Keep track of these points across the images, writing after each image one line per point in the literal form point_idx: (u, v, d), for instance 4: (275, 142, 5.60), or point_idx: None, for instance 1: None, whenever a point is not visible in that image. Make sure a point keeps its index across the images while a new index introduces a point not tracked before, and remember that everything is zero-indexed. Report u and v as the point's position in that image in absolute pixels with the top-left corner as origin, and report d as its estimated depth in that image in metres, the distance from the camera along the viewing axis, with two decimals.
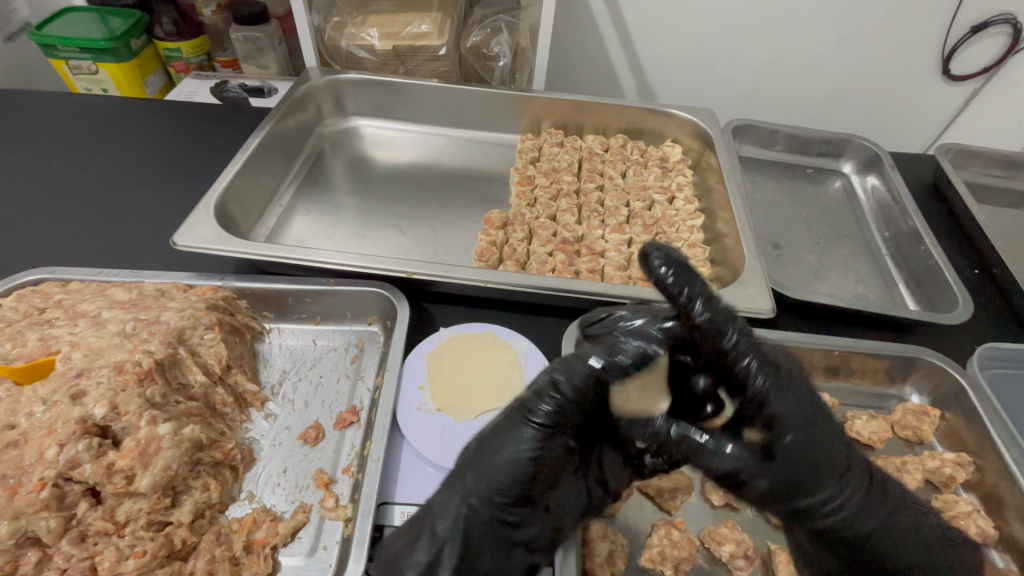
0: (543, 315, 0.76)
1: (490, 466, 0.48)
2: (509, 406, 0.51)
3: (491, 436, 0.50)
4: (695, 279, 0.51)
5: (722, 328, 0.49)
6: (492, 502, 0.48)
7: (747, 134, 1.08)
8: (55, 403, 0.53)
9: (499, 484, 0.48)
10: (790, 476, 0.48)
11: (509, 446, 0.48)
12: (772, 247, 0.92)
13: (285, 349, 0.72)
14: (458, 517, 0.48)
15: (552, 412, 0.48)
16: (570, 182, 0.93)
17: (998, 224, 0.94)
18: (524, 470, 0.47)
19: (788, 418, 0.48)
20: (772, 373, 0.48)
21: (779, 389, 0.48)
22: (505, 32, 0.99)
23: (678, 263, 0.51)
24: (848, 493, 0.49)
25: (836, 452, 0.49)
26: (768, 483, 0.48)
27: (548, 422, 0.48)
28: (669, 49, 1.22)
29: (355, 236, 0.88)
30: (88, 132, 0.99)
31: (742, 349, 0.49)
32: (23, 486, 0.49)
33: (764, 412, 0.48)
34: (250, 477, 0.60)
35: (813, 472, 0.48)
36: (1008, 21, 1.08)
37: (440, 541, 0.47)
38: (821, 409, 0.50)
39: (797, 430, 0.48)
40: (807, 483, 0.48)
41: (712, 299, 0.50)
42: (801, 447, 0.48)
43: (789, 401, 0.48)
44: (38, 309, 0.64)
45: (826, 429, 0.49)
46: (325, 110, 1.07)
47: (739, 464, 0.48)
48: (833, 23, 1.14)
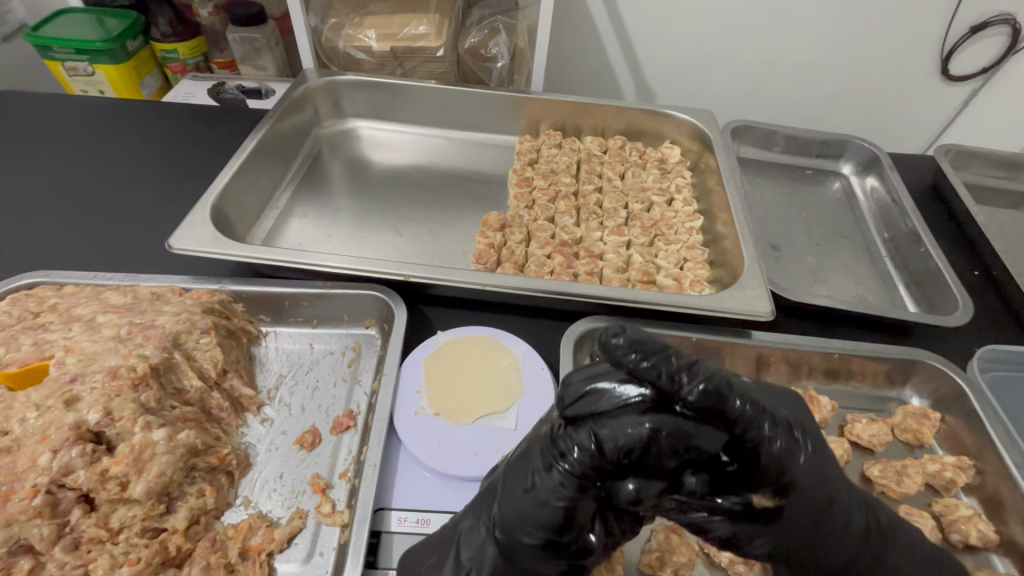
0: (541, 318, 0.75)
1: (519, 507, 0.45)
2: (539, 436, 0.47)
3: (519, 470, 0.47)
4: (672, 352, 0.42)
5: (722, 396, 0.42)
6: (521, 543, 0.46)
7: (746, 135, 1.08)
8: (49, 409, 0.52)
9: (524, 527, 0.45)
10: (797, 534, 0.47)
11: (535, 489, 0.45)
12: (771, 249, 0.92)
13: (282, 353, 0.72)
14: (482, 549, 0.48)
15: (585, 463, 0.43)
16: (569, 184, 0.93)
17: (997, 225, 0.94)
18: (556, 518, 0.44)
19: (800, 482, 0.45)
20: (787, 437, 0.45)
21: (791, 453, 0.45)
22: (503, 33, 0.99)
23: (641, 342, 0.42)
24: (858, 540, 0.49)
25: (849, 503, 0.48)
26: (771, 543, 0.46)
27: (579, 470, 0.44)
28: (668, 49, 1.21)
29: (352, 238, 0.88)
30: (84, 134, 0.99)
31: (747, 416, 0.43)
32: (16, 493, 0.48)
33: (779, 477, 0.45)
34: (246, 483, 0.60)
35: (825, 530, 0.47)
36: (1007, 22, 1.08)
37: (463, 568, 0.49)
38: (830, 461, 0.49)
39: (809, 491, 0.46)
40: (822, 538, 0.47)
41: (699, 368, 0.42)
42: (813, 507, 0.46)
43: (801, 462, 0.46)
44: (32, 313, 0.64)
45: (839, 482, 0.48)
46: (323, 112, 1.07)
47: (740, 528, 0.46)
48: (832, 23, 1.14)
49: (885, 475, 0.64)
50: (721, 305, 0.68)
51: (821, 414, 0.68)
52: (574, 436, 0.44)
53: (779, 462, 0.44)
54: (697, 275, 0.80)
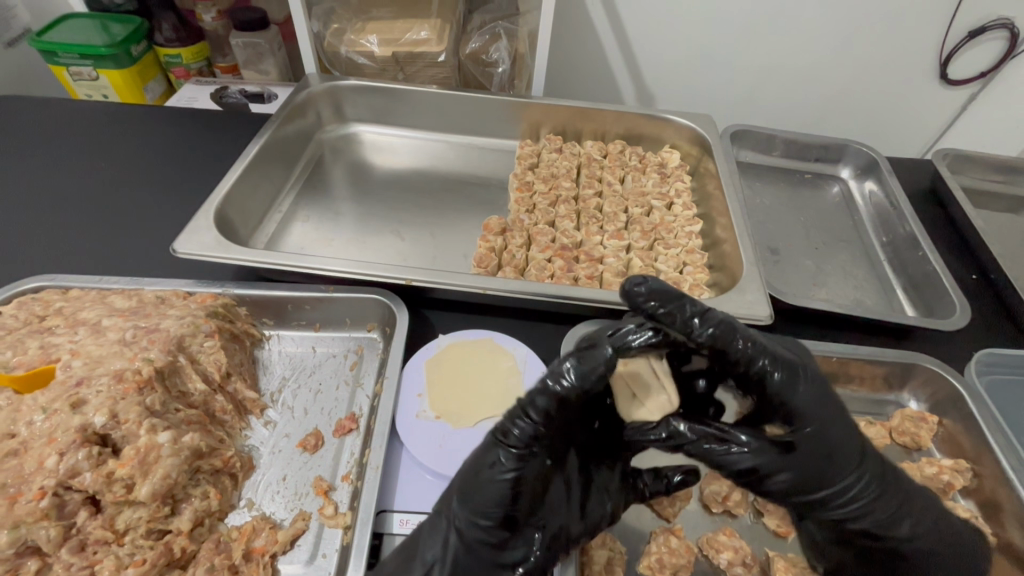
0: (541, 322, 0.76)
1: (473, 492, 0.48)
2: (484, 431, 0.50)
3: (470, 460, 0.49)
4: (686, 301, 0.48)
5: (727, 338, 0.47)
6: (476, 527, 0.48)
7: (745, 139, 1.09)
8: (55, 412, 0.53)
9: (480, 511, 0.47)
10: (809, 467, 0.50)
11: (485, 473, 0.48)
12: (770, 252, 0.93)
13: (284, 356, 0.72)
14: (445, 544, 0.49)
15: (529, 435, 0.47)
16: (569, 188, 0.93)
17: (995, 229, 0.95)
18: (506, 494, 0.47)
19: (805, 412, 0.49)
20: (787, 368, 0.49)
21: (794, 383, 0.49)
22: (504, 39, 1.00)
23: (660, 292, 0.47)
24: (861, 487, 0.52)
25: (849, 443, 0.51)
26: (789, 474, 0.49)
27: (524, 443, 0.47)
28: (667, 54, 1.22)
29: (354, 242, 0.88)
30: (88, 139, 0.99)
31: (752, 353, 0.48)
32: (23, 495, 0.49)
33: (782, 406, 0.49)
34: (250, 485, 0.60)
35: (827, 464, 0.50)
36: (1004, 27, 1.09)
37: (429, 565, 0.49)
38: (836, 402, 0.51)
39: (816, 423, 0.49)
40: (823, 473, 0.50)
41: (710, 314, 0.48)
42: (817, 438, 0.49)
43: (805, 394, 0.49)
44: (38, 317, 0.64)
45: (840, 420, 0.50)
46: (325, 116, 1.07)
47: (762, 461, 0.49)
48: (830, 28, 1.15)
49: None
50: (720, 309, 0.69)
51: None
52: (514, 412, 0.48)
53: (780, 393, 0.49)
54: (697, 279, 0.80)
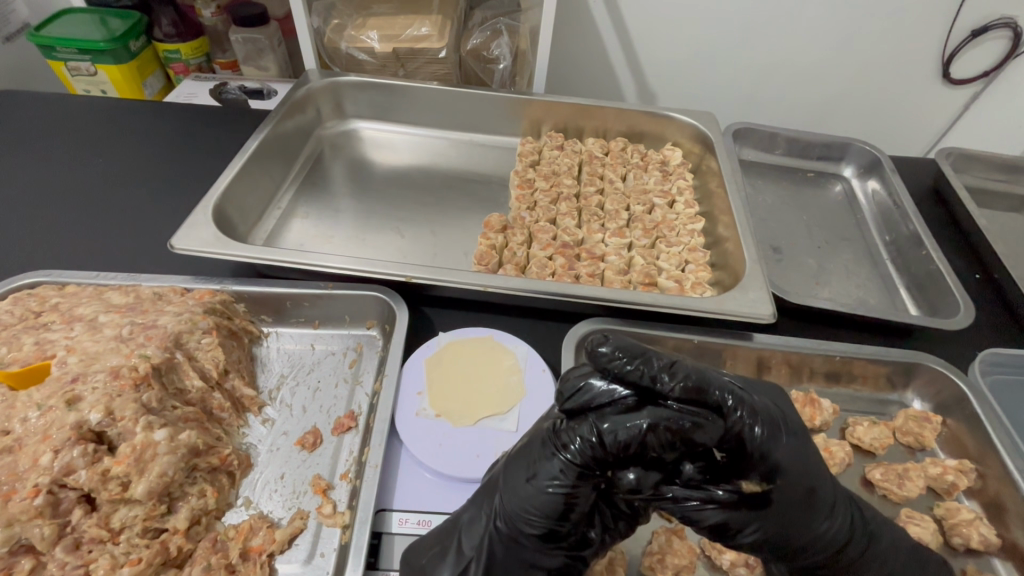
0: (543, 319, 0.75)
1: (518, 495, 0.46)
2: (541, 431, 0.48)
3: (520, 461, 0.48)
4: (652, 354, 0.45)
5: (701, 387, 0.45)
6: (519, 532, 0.47)
7: (747, 137, 1.08)
8: (50, 409, 0.52)
9: (524, 517, 0.46)
10: (781, 521, 0.47)
11: (536, 479, 0.46)
12: (772, 251, 0.92)
13: (283, 354, 0.72)
14: (483, 537, 0.48)
15: (586, 453, 0.44)
16: (570, 186, 0.93)
17: (998, 229, 0.94)
18: (554, 507, 0.45)
19: (786, 468, 0.46)
20: (769, 424, 0.46)
21: (775, 439, 0.46)
22: (505, 35, 0.99)
23: (626, 346, 0.45)
24: (837, 527, 0.49)
25: (824, 491, 0.49)
26: (762, 530, 0.46)
27: (580, 461, 0.45)
28: (670, 51, 1.21)
29: (354, 238, 0.88)
30: (86, 135, 0.99)
31: (729, 404, 0.45)
32: (17, 492, 0.48)
33: (763, 462, 0.45)
34: (247, 483, 0.60)
35: (800, 518, 0.47)
36: (1008, 26, 1.09)
37: (466, 559, 0.48)
38: (811, 453, 0.49)
39: (791, 479, 0.46)
40: (798, 527, 0.48)
41: (679, 366, 0.45)
42: (795, 493, 0.47)
43: (786, 450, 0.47)
44: (34, 313, 0.64)
45: (815, 473, 0.48)
46: (325, 112, 1.07)
47: (732, 515, 0.45)
48: (834, 26, 1.14)
49: (886, 479, 0.64)
50: (723, 307, 0.68)
51: (822, 417, 0.68)
52: (578, 425, 0.45)
53: (762, 448, 0.45)
54: (699, 277, 0.80)
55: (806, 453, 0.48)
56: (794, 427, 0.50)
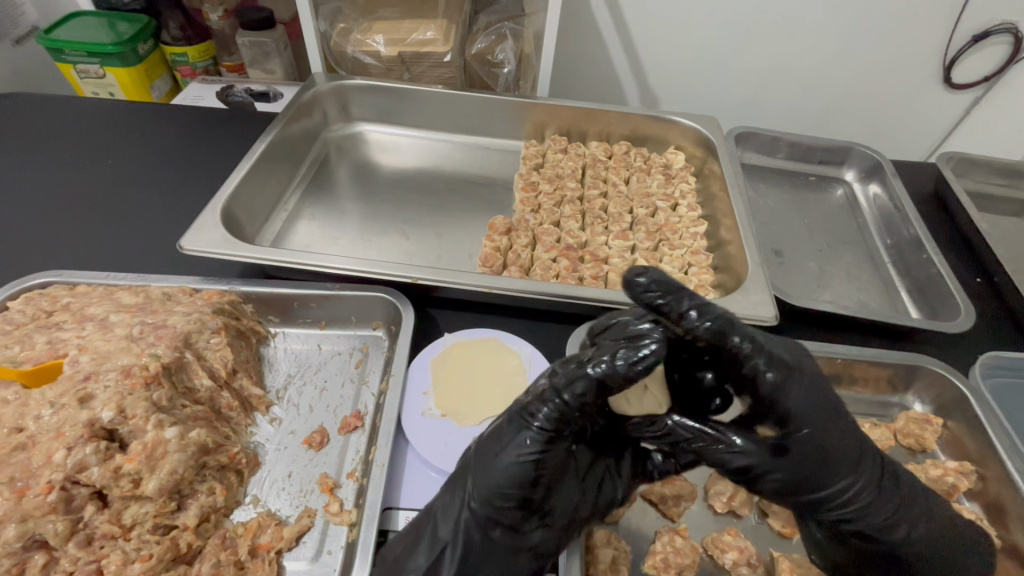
0: (547, 321, 0.76)
1: (490, 471, 0.48)
2: (508, 408, 0.51)
3: (492, 438, 0.50)
4: (685, 293, 0.48)
5: (723, 333, 0.47)
6: (495, 506, 0.48)
7: (750, 141, 1.09)
8: (63, 407, 0.53)
9: (499, 492, 0.47)
10: (804, 470, 0.50)
11: (507, 453, 0.48)
12: (774, 254, 0.93)
13: (290, 354, 0.73)
14: (459, 519, 0.49)
15: (551, 419, 0.47)
16: (574, 189, 0.94)
17: (998, 233, 0.95)
18: (526, 475, 0.47)
19: (799, 414, 0.49)
20: (782, 370, 0.48)
21: (788, 385, 0.48)
22: (510, 39, 1.01)
23: (662, 283, 0.48)
24: (862, 483, 0.51)
25: (847, 443, 0.50)
26: (786, 475, 0.50)
27: (547, 426, 0.47)
28: (672, 55, 1.22)
29: (360, 240, 0.89)
30: (95, 137, 1.00)
31: (749, 350, 0.48)
32: (30, 489, 0.49)
33: (777, 408, 0.49)
34: (255, 482, 0.60)
35: (825, 465, 0.50)
36: (1008, 31, 1.09)
37: (440, 544, 0.49)
38: (831, 400, 0.50)
39: (808, 424, 0.49)
40: (821, 476, 0.50)
41: (709, 308, 0.48)
42: (813, 441, 0.49)
43: (801, 397, 0.49)
44: (46, 312, 0.65)
45: (833, 421, 0.50)
46: (331, 115, 1.08)
47: (756, 459, 0.50)
48: (835, 31, 1.15)
49: None
50: (725, 309, 0.69)
51: None
52: (542, 396, 0.48)
53: (773, 394, 0.48)
54: (702, 280, 0.81)
55: (823, 399, 0.50)
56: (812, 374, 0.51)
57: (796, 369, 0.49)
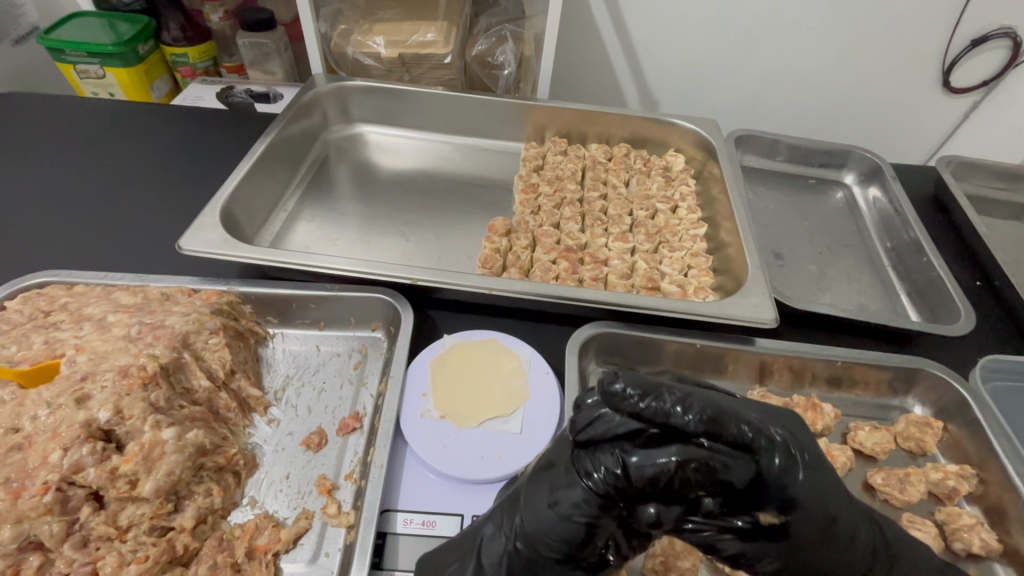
0: (546, 323, 0.76)
1: (540, 518, 0.44)
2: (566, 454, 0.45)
3: (542, 483, 0.45)
4: (665, 388, 0.42)
5: (716, 421, 0.41)
6: (537, 554, 0.45)
7: (750, 144, 1.09)
8: (60, 407, 0.53)
9: (546, 540, 0.44)
10: (802, 554, 0.44)
11: (559, 506, 0.43)
12: (774, 257, 0.93)
13: (289, 355, 0.72)
14: (503, 556, 0.47)
15: (608, 482, 0.42)
16: (574, 191, 0.94)
17: (998, 237, 0.95)
18: (574, 534, 0.43)
19: (804, 502, 0.43)
20: (786, 454, 0.43)
21: (792, 472, 0.43)
22: (510, 41, 1.01)
23: (636, 379, 0.42)
24: (866, 561, 0.47)
25: (848, 529, 0.46)
26: (781, 562, 0.44)
27: (603, 491, 0.42)
28: (673, 58, 1.23)
29: (359, 241, 0.89)
30: (95, 137, 1.00)
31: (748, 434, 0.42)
32: (27, 490, 0.48)
33: (781, 494, 0.42)
34: (253, 483, 0.60)
35: (824, 553, 0.45)
36: (1008, 36, 1.10)
37: (484, 573, 0.47)
38: (833, 478, 0.46)
39: (812, 512, 0.43)
40: (818, 566, 0.45)
41: (694, 399, 0.41)
42: (817, 528, 0.44)
43: (807, 482, 0.43)
44: (43, 312, 0.64)
45: (837, 512, 0.45)
46: (331, 117, 1.08)
47: (750, 547, 0.43)
48: (835, 34, 1.15)
49: (887, 483, 0.65)
50: (725, 311, 0.68)
51: (824, 421, 0.69)
52: (599, 454, 0.42)
53: (777, 481, 0.42)
54: (701, 282, 0.80)
55: (826, 484, 0.44)
56: (816, 457, 0.46)
57: (798, 451, 0.44)
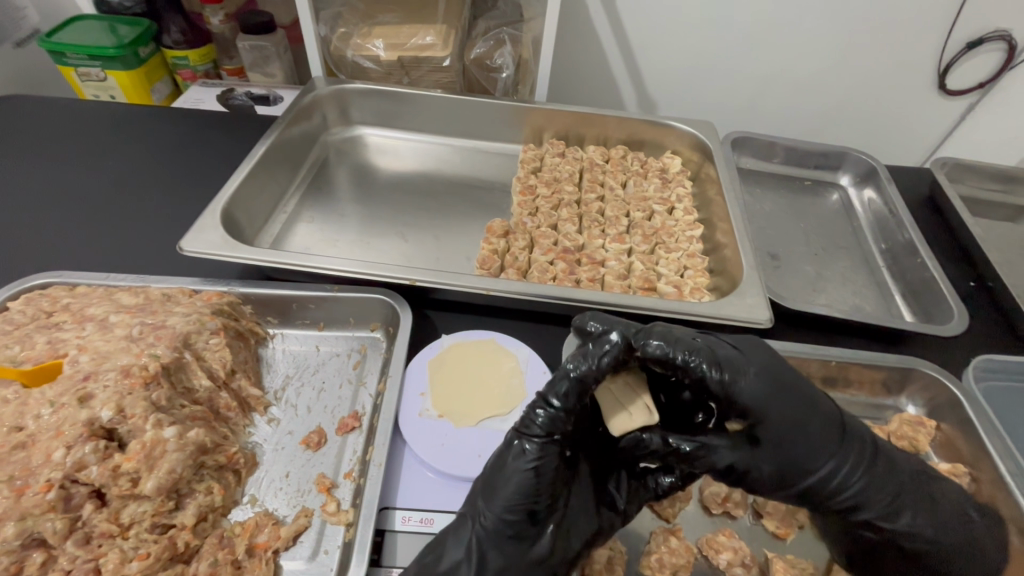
0: (543, 323, 0.77)
1: (501, 482, 0.50)
2: (508, 424, 0.52)
3: (496, 453, 0.51)
4: (626, 323, 0.52)
5: (665, 354, 0.49)
6: (502, 518, 0.49)
7: (746, 146, 1.10)
8: (62, 406, 0.53)
9: (507, 501, 0.49)
10: (782, 456, 0.53)
11: (512, 464, 0.50)
12: (770, 257, 0.94)
13: (288, 355, 0.73)
14: (475, 532, 0.50)
15: (547, 431, 0.49)
16: (571, 193, 0.95)
17: (992, 238, 0.96)
18: (526, 484, 0.49)
19: (760, 407, 0.51)
20: (729, 367, 0.51)
21: (738, 381, 0.51)
22: (508, 44, 1.02)
23: (608, 318, 0.54)
24: (848, 466, 0.54)
25: (817, 434, 0.53)
26: (770, 467, 0.53)
27: (546, 438, 0.50)
28: (670, 60, 1.24)
29: (359, 243, 0.89)
30: (96, 139, 1.00)
31: (690, 359, 0.49)
32: (30, 487, 0.49)
33: (732, 404, 0.52)
34: (253, 481, 0.61)
35: (800, 454, 0.53)
36: (1003, 38, 1.11)
37: (460, 556, 0.50)
38: (794, 392, 0.54)
39: (772, 415, 0.52)
40: (799, 467, 0.53)
41: (651, 332, 0.50)
42: (781, 431, 0.52)
43: (755, 389, 0.52)
44: (46, 312, 0.65)
45: (799, 418, 0.53)
46: (331, 119, 1.09)
47: (739, 457, 0.52)
48: (831, 37, 1.16)
49: None
50: (720, 312, 0.69)
51: None
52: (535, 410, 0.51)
53: (728, 391, 0.51)
54: (697, 283, 0.81)
55: (780, 393, 0.52)
56: (767, 368, 0.54)
57: (743, 367, 0.52)
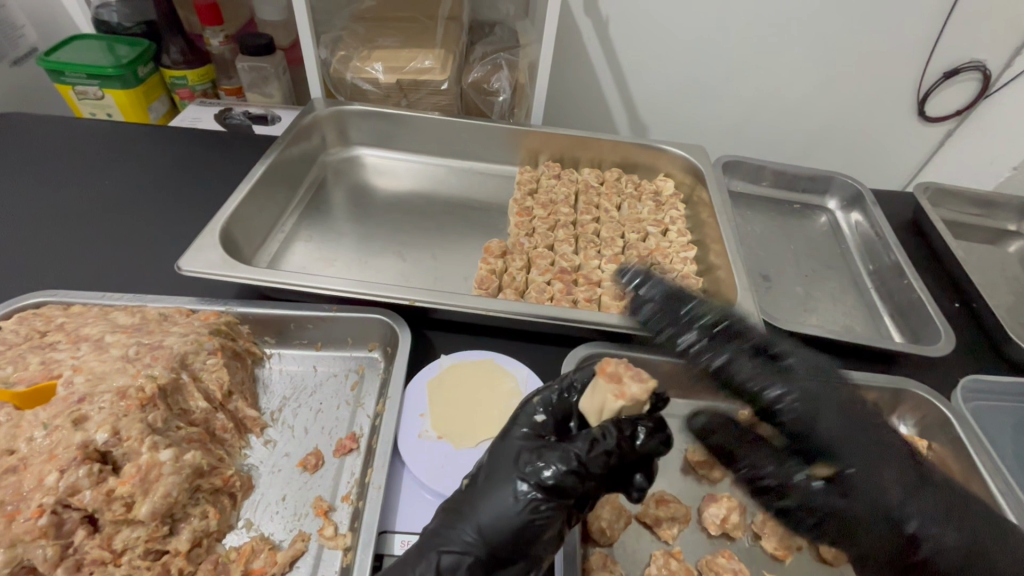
0: (540, 343, 0.77)
1: (493, 524, 0.46)
2: (507, 458, 0.49)
3: (493, 487, 0.47)
4: None
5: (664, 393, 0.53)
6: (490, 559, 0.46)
7: (737, 170, 1.12)
8: (56, 428, 0.52)
9: (499, 541, 0.46)
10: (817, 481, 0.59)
11: (511, 510, 0.46)
12: (762, 279, 0.95)
13: (285, 375, 0.73)
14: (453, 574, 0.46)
15: (559, 476, 0.46)
16: (567, 214, 0.96)
17: (974, 261, 0.99)
18: (524, 531, 0.45)
19: (818, 433, 0.59)
20: None
21: (804, 410, 0.60)
22: (505, 69, 1.05)
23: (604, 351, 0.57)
24: (911, 508, 0.54)
25: (879, 467, 0.57)
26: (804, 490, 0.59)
27: (554, 486, 0.46)
28: (661, 88, 1.27)
29: (356, 262, 0.90)
30: (92, 158, 1.00)
31: None
32: (21, 512, 0.48)
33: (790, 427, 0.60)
34: (249, 505, 0.60)
35: (850, 479, 0.57)
36: (977, 68, 1.16)
37: None
38: (851, 427, 0.59)
39: (821, 436, 0.59)
40: (850, 490, 0.56)
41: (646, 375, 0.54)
42: (844, 459, 0.57)
43: (830, 423, 0.59)
44: (39, 332, 0.64)
45: (856, 446, 0.58)
46: (329, 139, 1.10)
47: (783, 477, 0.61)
48: (816, 66, 1.20)
49: None
50: None
51: None
52: (548, 454, 0.47)
53: (795, 416, 0.60)
54: None
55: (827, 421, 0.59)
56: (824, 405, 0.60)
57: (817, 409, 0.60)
